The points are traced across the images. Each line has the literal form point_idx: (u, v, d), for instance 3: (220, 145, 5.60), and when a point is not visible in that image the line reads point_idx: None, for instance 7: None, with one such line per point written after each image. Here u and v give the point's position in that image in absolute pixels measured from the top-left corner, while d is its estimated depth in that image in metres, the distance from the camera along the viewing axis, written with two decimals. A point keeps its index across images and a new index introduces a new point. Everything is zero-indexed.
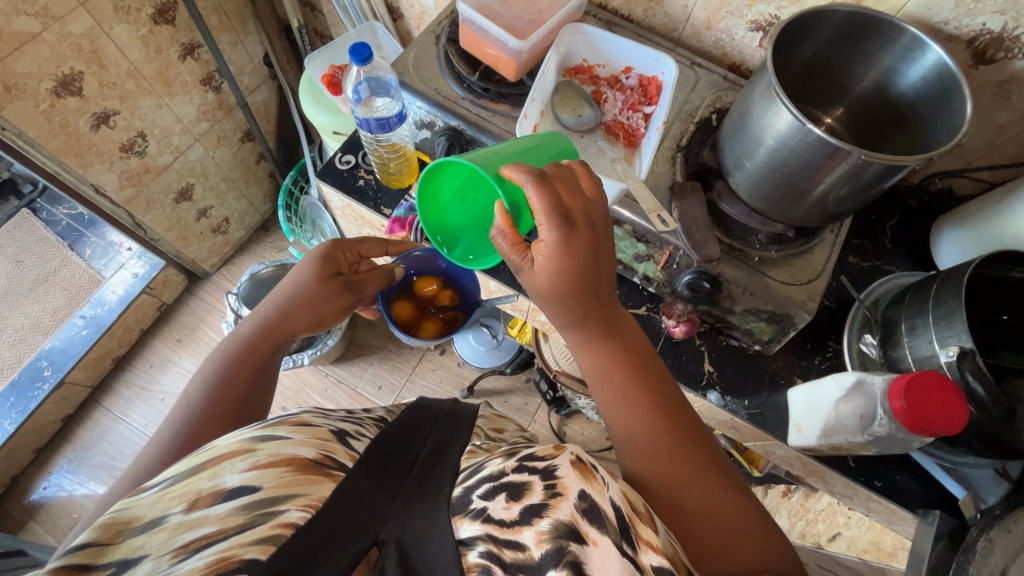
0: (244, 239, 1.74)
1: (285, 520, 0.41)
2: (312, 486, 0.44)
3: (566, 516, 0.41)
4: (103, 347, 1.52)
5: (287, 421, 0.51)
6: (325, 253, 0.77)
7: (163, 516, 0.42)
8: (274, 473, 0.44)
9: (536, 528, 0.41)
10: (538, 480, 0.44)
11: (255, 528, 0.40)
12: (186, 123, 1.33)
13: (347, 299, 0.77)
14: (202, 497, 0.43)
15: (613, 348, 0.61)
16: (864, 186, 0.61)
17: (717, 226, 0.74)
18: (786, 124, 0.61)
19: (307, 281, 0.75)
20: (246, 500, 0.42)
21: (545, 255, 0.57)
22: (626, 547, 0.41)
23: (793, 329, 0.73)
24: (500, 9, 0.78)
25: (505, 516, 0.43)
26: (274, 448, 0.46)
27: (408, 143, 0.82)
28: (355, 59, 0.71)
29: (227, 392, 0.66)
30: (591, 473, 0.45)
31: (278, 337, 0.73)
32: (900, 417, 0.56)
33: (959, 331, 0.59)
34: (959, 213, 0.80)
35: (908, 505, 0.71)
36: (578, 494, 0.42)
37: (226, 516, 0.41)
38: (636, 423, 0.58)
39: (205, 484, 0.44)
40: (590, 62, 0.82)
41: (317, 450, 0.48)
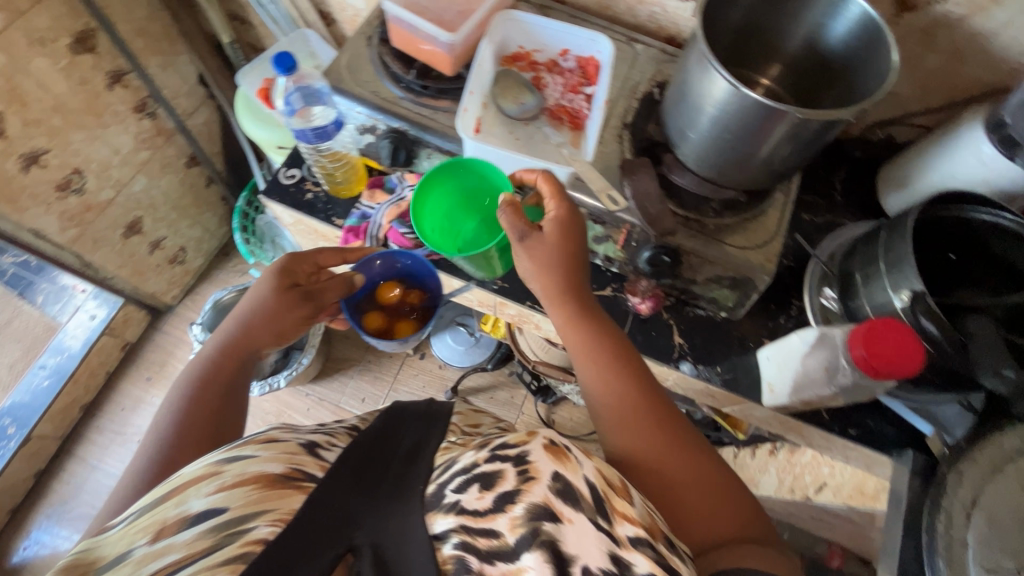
0: (204, 266, 1.69)
1: (254, 537, 0.42)
2: (282, 500, 0.45)
3: (539, 499, 0.42)
4: (68, 396, 1.46)
5: (254, 439, 0.51)
6: (281, 265, 0.74)
7: (128, 550, 0.43)
8: (240, 493, 0.45)
9: (510, 514, 0.43)
10: (511, 467, 0.45)
11: (223, 550, 0.41)
12: (124, 154, 1.28)
13: (309, 309, 0.75)
14: (168, 526, 0.44)
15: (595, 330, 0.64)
16: (806, 141, 0.63)
17: (670, 198, 0.75)
18: (723, 90, 0.61)
19: (267, 294, 0.73)
20: (212, 523, 0.43)
21: (552, 225, 0.64)
22: (601, 520, 0.43)
23: (755, 292, 0.74)
24: (428, 4, 0.76)
25: (478, 506, 0.44)
26: (240, 469, 0.47)
27: (352, 151, 0.81)
28: (280, 68, 0.69)
29: (192, 420, 0.64)
30: (564, 453, 0.46)
31: (243, 352, 0.71)
32: (860, 365, 0.57)
33: (910, 276, 0.60)
34: (899, 161, 0.82)
35: (882, 448, 0.73)
36: (551, 476, 0.44)
37: (191, 541, 0.42)
38: (621, 401, 0.59)
39: (172, 512, 0.45)
40: (527, 48, 0.81)
41: (285, 464, 0.48)
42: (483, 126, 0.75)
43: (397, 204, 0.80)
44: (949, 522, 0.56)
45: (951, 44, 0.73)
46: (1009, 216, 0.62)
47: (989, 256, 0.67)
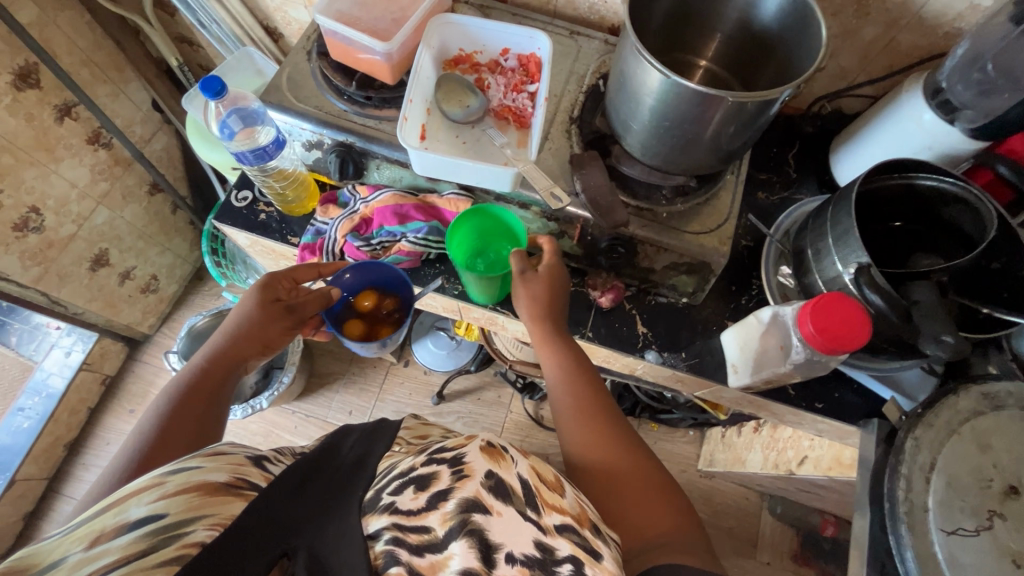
0: (179, 293, 1.68)
1: (191, 540, 0.40)
2: (222, 505, 0.44)
3: (471, 493, 0.45)
4: (50, 435, 1.45)
5: (202, 452, 0.50)
6: (263, 281, 0.73)
7: (61, 559, 0.40)
8: (180, 499, 0.43)
9: (442, 510, 0.44)
10: (446, 468, 0.47)
11: (160, 551, 0.39)
12: (82, 187, 1.26)
13: (291, 323, 0.74)
14: (106, 532, 0.41)
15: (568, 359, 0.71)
16: (747, 121, 0.63)
17: (621, 189, 0.75)
18: (657, 81, 0.62)
19: (250, 308, 0.71)
20: (150, 527, 0.41)
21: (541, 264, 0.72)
22: (531, 512, 0.47)
23: (713, 276, 0.75)
24: (361, 14, 0.75)
25: (412, 506, 0.45)
26: (185, 477, 0.45)
27: (299, 168, 0.80)
28: (207, 92, 0.68)
29: (174, 430, 0.62)
30: (500, 454, 0.51)
31: (230, 363, 0.70)
32: (812, 342, 0.57)
33: (856, 248, 0.61)
34: (847, 134, 0.83)
35: (850, 419, 0.73)
36: (485, 474, 0.47)
37: (128, 544, 0.40)
38: (585, 422, 0.66)
39: (110, 520, 0.42)
40: (468, 51, 0.80)
41: (230, 473, 0.47)
42: (429, 133, 0.75)
43: (350, 218, 0.78)
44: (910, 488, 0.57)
45: (884, 13, 0.74)
46: (949, 179, 0.63)
47: (933, 220, 0.68)
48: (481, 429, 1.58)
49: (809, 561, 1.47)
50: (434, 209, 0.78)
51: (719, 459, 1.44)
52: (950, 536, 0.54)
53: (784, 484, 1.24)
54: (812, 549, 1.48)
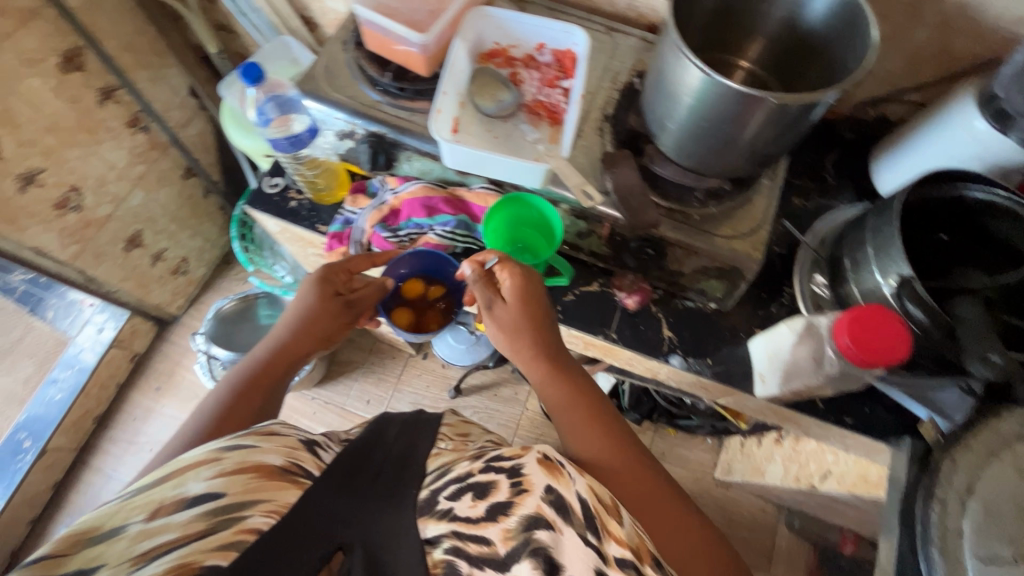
0: (207, 276, 1.71)
1: (248, 526, 0.45)
2: (279, 491, 0.48)
3: (531, 510, 0.46)
4: (81, 408, 1.50)
5: (255, 432, 0.54)
6: (321, 274, 0.73)
7: (123, 526, 0.45)
8: (239, 479, 0.48)
9: (502, 525, 0.46)
10: (505, 478, 0.50)
11: (219, 533, 0.44)
12: (120, 169, 1.30)
13: (348, 317, 0.76)
14: (165, 506, 0.46)
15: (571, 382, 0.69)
16: (786, 125, 0.62)
17: (653, 190, 0.73)
18: (697, 80, 0.61)
19: (310, 302, 0.73)
20: (208, 506, 0.45)
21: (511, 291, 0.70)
22: (592, 535, 0.46)
23: (743, 282, 0.73)
24: (399, 5, 0.75)
25: (471, 514, 0.48)
26: (241, 456, 0.50)
27: (331, 157, 0.81)
28: (246, 77, 0.72)
29: (235, 419, 0.64)
30: (558, 468, 0.50)
31: (292, 355, 0.72)
32: (847, 355, 0.55)
33: (897, 260, 0.58)
34: (891, 142, 0.80)
35: (880, 435, 0.71)
36: (544, 488, 0.48)
37: (187, 522, 0.44)
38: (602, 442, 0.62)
39: (170, 492, 0.47)
40: (503, 44, 0.79)
41: (285, 457, 0.52)
42: (461, 126, 0.74)
43: (379, 208, 0.78)
44: (944, 511, 0.55)
45: (937, 17, 0.71)
46: (1000, 192, 0.60)
47: (980, 236, 0.65)
48: (496, 424, 1.59)
49: None
50: (463, 202, 0.77)
51: (736, 468, 1.41)
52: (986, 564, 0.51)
53: (803, 499, 1.21)
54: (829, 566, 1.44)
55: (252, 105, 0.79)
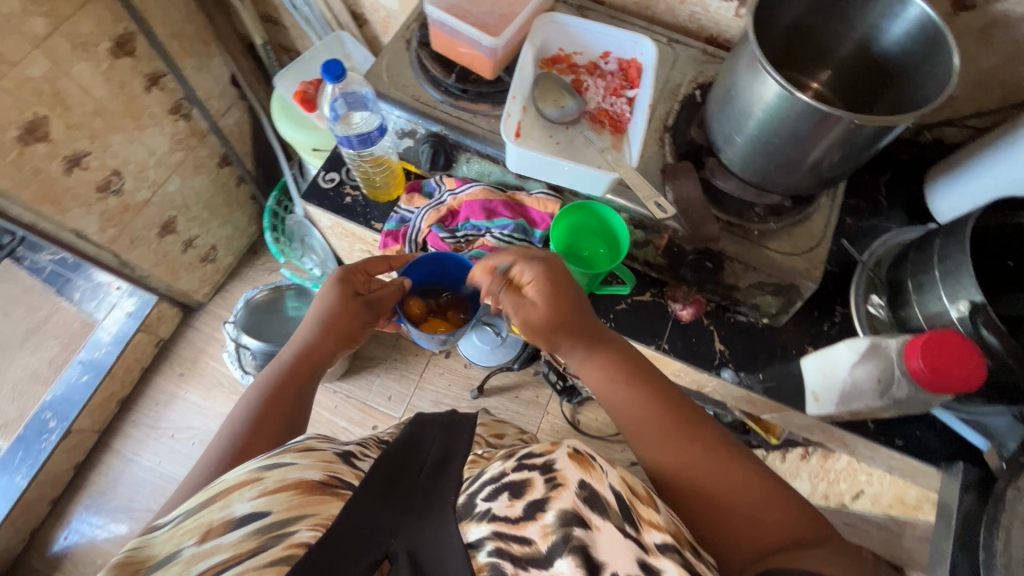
0: (234, 265, 1.72)
1: (296, 540, 0.44)
2: (320, 505, 0.48)
3: (568, 504, 0.45)
4: (106, 390, 1.50)
5: (293, 448, 0.55)
6: (340, 275, 0.74)
7: (178, 550, 0.47)
8: (282, 497, 0.48)
9: (542, 522, 0.45)
10: (538, 475, 0.49)
11: (267, 551, 0.44)
12: (160, 155, 1.30)
13: (369, 318, 0.76)
14: (213, 528, 0.48)
15: (618, 358, 0.67)
16: (857, 148, 0.62)
17: (713, 204, 0.74)
18: (774, 93, 0.61)
19: (332, 302, 0.73)
20: (256, 525, 0.46)
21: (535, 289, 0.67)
22: (629, 527, 0.47)
23: (799, 299, 0.73)
24: (469, 7, 0.75)
25: (509, 513, 0.46)
26: (280, 475, 0.50)
27: (391, 154, 0.80)
28: (328, 76, 0.70)
29: (266, 421, 0.66)
30: (588, 462, 0.50)
31: (318, 356, 0.72)
32: (917, 377, 0.55)
33: (968, 285, 0.59)
34: (947, 166, 0.80)
35: (931, 459, 0.71)
36: (578, 483, 0.47)
37: (238, 542, 0.45)
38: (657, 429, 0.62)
39: (217, 514, 0.49)
40: (567, 51, 0.79)
41: (323, 472, 0.53)
42: (524, 130, 0.74)
43: (437, 209, 0.78)
44: (1009, 539, 0.55)
45: (1007, 44, 0.71)
46: None
47: None
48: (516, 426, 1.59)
49: None
50: (521, 206, 0.78)
51: None
52: None
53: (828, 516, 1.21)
54: None
55: (325, 101, 0.80)
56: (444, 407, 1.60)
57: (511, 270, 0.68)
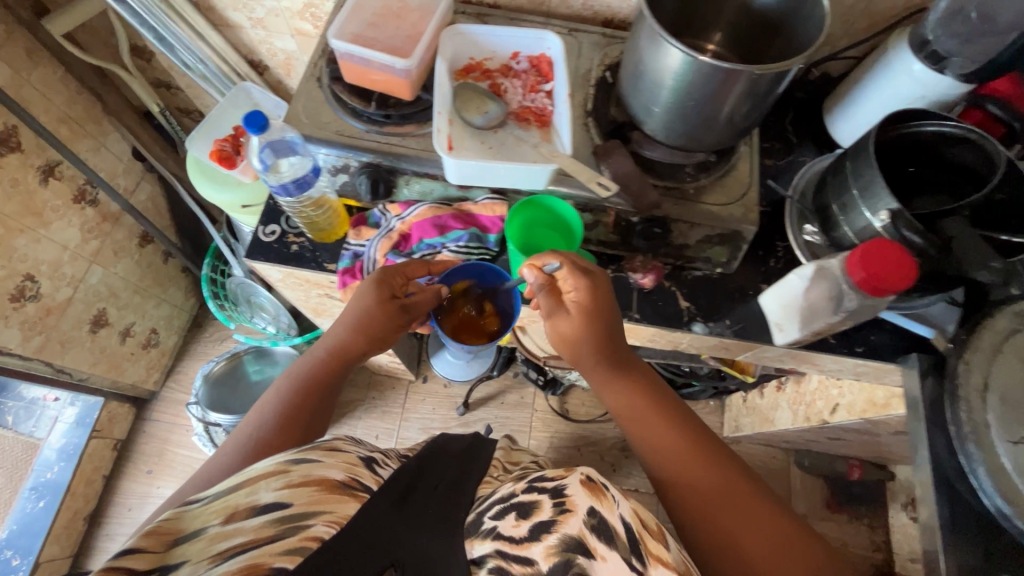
0: (179, 344, 1.63)
1: (312, 534, 0.53)
2: (337, 505, 0.58)
3: (575, 531, 0.49)
4: (69, 510, 1.38)
5: (318, 449, 0.66)
6: (379, 276, 0.74)
7: (205, 526, 0.55)
8: (303, 492, 0.57)
9: (546, 542, 0.49)
10: (547, 498, 0.54)
11: (286, 539, 0.52)
12: (73, 248, 1.22)
13: (405, 321, 0.77)
14: (240, 511, 0.56)
15: (634, 383, 0.77)
16: (761, 96, 0.68)
17: (647, 173, 0.78)
18: (678, 60, 0.65)
19: (367, 306, 0.73)
20: (276, 514, 0.55)
21: (577, 300, 0.73)
22: (635, 560, 0.49)
23: (744, 244, 0.78)
24: (374, 34, 0.75)
25: (514, 533, 0.52)
26: (305, 471, 0.60)
27: (329, 194, 0.80)
28: (252, 128, 0.71)
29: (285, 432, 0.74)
30: (599, 491, 0.53)
31: (347, 355, 0.79)
32: (859, 286, 0.61)
33: (882, 196, 0.65)
34: (839, 96, 0.89)
35: (889, 357, 0.78)
36: (587, 510, 0.51)
37: (258, 527, 0.53)
38: (670, 442, 0.73)
39: (244, 499, 0.57)
40: (477, 58, 0.81)
41: (344, 472, 0.63)
42: (455, 142, 0.75)
43: (387, 236, 0.78)
44: (970, 408, 0.62)
45: None
46: (952, 124, 0.68)
47: (941, 164, 0.74)
48: (509, 432, 1.60)
49: (842, 506, 1.55)
50: (471, 215, 0.78)
51: (744, 423, 1.49)
52: (1018, 445, 0.58)
53: (812, 436, 1.30)
54: (842, 494, 1.55)
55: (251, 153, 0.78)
56: (433, 432, 1.59)
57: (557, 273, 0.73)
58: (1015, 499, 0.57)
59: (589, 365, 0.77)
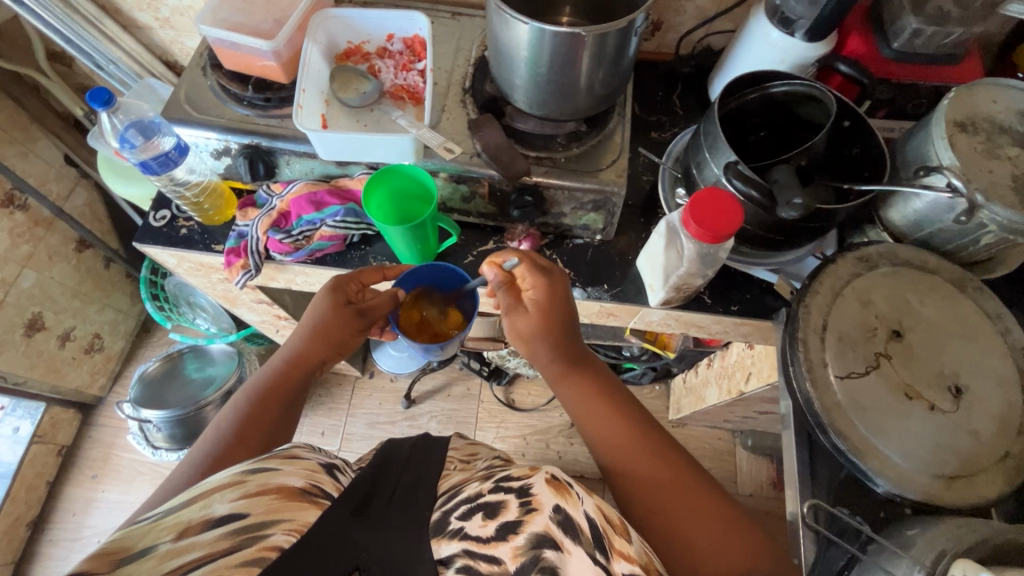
0: (127, 349, 1.64)
1: (270, 544, 0.47)
2: (298, 512, 0.52)
3: (541, 527, 0.47)
4: (10, 516, 1.38)
5: (277, 456, 0.59)
6: (333, 283, 0.76)
7: (153, 545, 0.48)
8: (262, 501, 0.51)
9: (512, 543, 0.47)
10: (513, 498, 0.51)
11: (243, 550, 0.46)
12: (2, 252, 1.24)
13: (361, 324, 0.78)
14: (192, 526, 0.49)
15: (595, 384, 0.73)
16: (609, 61, 0.70)
17: (519, 144, 0.80)
18: (525, 33, 0.68)
19: (323, 312, 0.75)
20: (232, 526, 0.49)
21: (534, 292, 0.74)
22: (600, 555, 0.47)
23: (618, 209, 0.81)
24: (246, 20, 0.78)
25: (481, 533, 0.49)
26: (262, 479, 0.54)
27: (212, 177, 0.82)
28: (96, 103, 0.71)
29: (243, 443, 0.68)
30: (565, 489, 0.52)
31: (307, 364, 0.77)
32: (695, 236, 0.63)
33: (723, 150, 0.67)
34: (717, 67, 0.91)
35: (763, 314, 0.79)
36: (552, 507, 0.49)
37: (214, 541, 0.47)
38: (634, 444, 0.67)
39: (196, 514, 0.50)
40: (355, 42, 0.84)
41: (305, 478, 0.57)
42: (329, 121, 0.79)
43: (268, 214, 0.79)
44: (807, 348, 0.63)
45: None
46: (797, 81, 0.71)
47: (790, 121, 0.76)
48: (455, 423, 1.61)
49: None
50: (348, 191, 0.80)
51: (684, 404, 1.50)
52: (845, 379, 0.61)
53: (743, 410, 1.31)
54: None
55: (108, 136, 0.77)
56: (379, 426, 1.60)
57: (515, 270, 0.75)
58: (846, 432, 0.59)
59: (545, 363, 0.75)
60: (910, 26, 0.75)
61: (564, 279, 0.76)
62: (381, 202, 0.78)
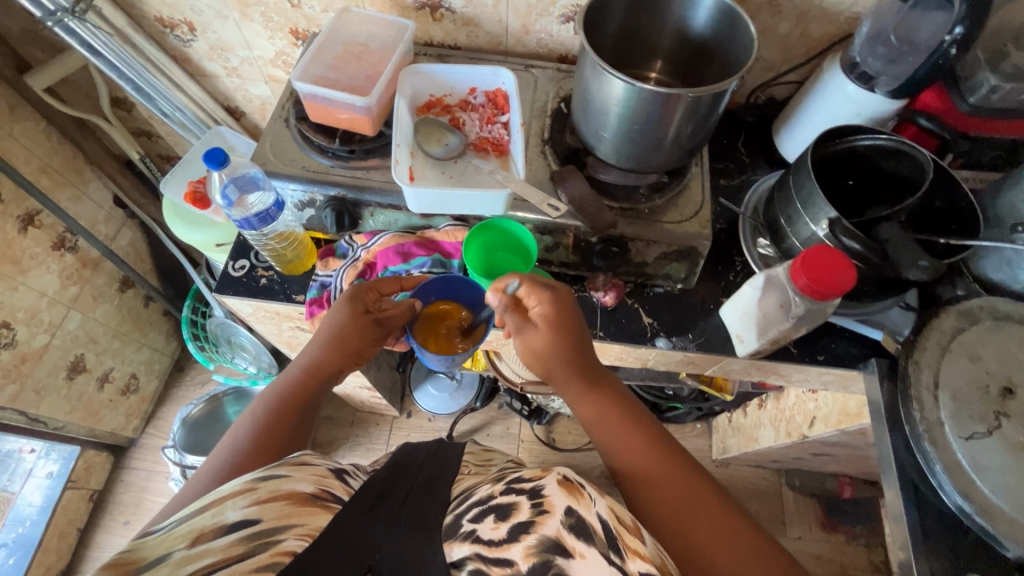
0: (160, 388, 1.61)
1: (283, 549, 0.46)
2: (310, 517, 0.50)
3: (553, 532, 0.45)
4: (40, 567, 1.33)
5: (287, 462, 0.56)
6: (351, 292, 0.74)
7: (168, 553, 0.47)
8: (273, 506, 0.50)
9: (524, 543, 0.45)
10: (525, 499, 0.49)
11: (255, 556, 0.45)
12: (51, 294, 1.23)
13: (380, 335, 0.76)
14: (205, 533, 0.48)
15: (611, 400, 0.70)
16: (703, 117, 0.70)
17: (603, 195, 0.80)
18: (620, 89, 0.68)
19: (342, 319, 0.73)
20: (245, 531, 0.47)
21: (541, 307, 0.72)
22: (614, 556, 0.44)
23: (701, 259, 0.81)
24: (336, 76, 0.81)
25: (493, 536, 0.47)
26: (274, 485, 0.52)
27: (296, 228, 0.82)
28: (213, 164, 0.71)
29: (258, 455, 0.64)
30: (578, 490, 0.49)
31: (323, 373, 0.74)
32: (808, 293, 0.63)
33: (823, 207, 0.68)
34: (783, 117, 0.93)
35: (851, 363, 0.77)
36: (565, 510, 0.47)
37: (227, 546, 0.46)
38: (651, 457, 0.63)
39: (209, 521, 0.49)
40: (437, 95, 0.86)
41: (315, 484, 0.54)
42: (416, 173, 0.78)
43: (353, 265, 0.81)
44: (923, 407, 0.64)
45: (794, 10, 0.84)
46: (882, 136, 0.72)
47: (874, 174, 0.77)
48: None
49: (838, 527, 1.52)
50: (433, 242, 0.83)
51: (731, 444, 1.48)
52: (969, 441, 0.60)
53: (798, 453, 1.29)
54: (837, 514, 1.53)
55: (215, 191, 0.78)
56: None
57: (518, 291, 0.73)
58: (972, 494, 0.58)
59: (561, 380, 0.73)
60: (989, 82, 0.76)
61: (571, 296, 0.75)
62: (481, 252, 0.82)
